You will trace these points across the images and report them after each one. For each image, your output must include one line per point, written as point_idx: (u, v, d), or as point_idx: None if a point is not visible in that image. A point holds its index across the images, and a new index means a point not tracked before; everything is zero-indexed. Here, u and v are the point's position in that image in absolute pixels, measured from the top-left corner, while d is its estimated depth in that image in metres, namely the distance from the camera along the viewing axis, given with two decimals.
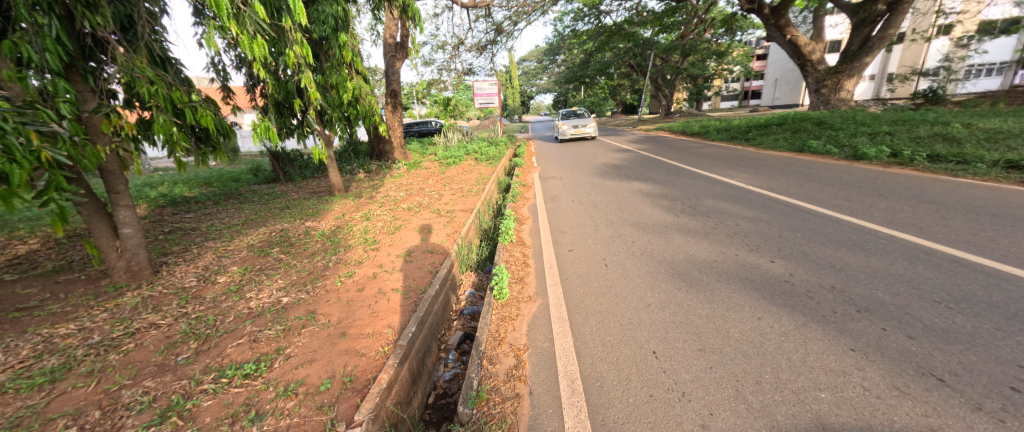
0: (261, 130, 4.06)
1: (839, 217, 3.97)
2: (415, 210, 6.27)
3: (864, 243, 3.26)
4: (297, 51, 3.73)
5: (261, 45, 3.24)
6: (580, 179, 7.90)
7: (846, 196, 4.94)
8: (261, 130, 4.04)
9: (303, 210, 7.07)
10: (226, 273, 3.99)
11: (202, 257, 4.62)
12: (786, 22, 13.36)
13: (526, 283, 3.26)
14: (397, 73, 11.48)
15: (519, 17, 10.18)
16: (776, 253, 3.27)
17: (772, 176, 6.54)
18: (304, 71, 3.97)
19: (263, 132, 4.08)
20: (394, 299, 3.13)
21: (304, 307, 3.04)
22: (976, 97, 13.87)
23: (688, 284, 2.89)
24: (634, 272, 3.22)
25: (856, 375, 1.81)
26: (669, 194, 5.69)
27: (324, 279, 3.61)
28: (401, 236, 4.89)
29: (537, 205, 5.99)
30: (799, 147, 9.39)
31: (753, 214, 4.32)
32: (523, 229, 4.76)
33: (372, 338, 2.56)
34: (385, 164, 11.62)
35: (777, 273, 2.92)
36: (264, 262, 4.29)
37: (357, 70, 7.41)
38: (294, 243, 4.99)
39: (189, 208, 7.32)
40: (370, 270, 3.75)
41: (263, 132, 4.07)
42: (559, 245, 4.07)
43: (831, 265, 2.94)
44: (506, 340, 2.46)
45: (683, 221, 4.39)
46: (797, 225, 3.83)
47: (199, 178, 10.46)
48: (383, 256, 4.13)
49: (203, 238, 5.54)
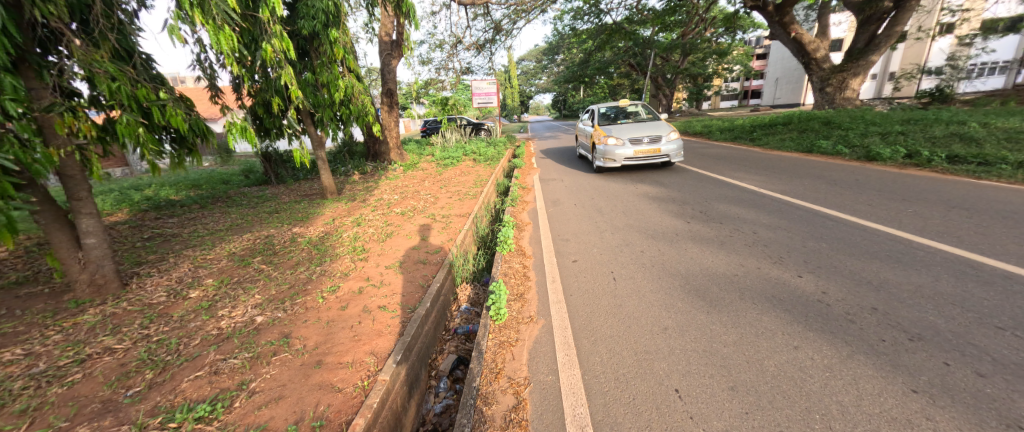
0: (236, 130, 3.72)
1: (866, 225, 3.66)
2: (408, 214, 5.96)
3: (900, 255, 2.95)
4: (277, 48, 3.49)
5: (230, 38, 2.97)
6: (582, 181, 7.59)
7: (867, 200, 4.64)
8: (236, 130, 3.71)
9: (292, 214, 6.75)
10: (200, 287, 3.66)
11: (178, 268, 4.28)
12: (791, 20, 13.04)
13: (527, 300, 2.93)
14: (393, 72, 11.18)
15: (517, 14, 9.87)
16: (803, 266, 2.96)
17: (784, 179, 6.23)
18: (285, 68, 3.72)
19: (239, 132, 3.76)
20: (379, 319, 2.81)
21: (279, 329, 2.71)
22: (984, 96, 13.58)
23: (708, 303, 2.58)
24: (647, 288, 2.90)
25: (926, 426, 1.50)
26: (678, 198, 5.37)
27: (304, 295, 3.27)
28: (393, 243, 4.57)
29: (537, 209, 5.67)
30: (807, 148, 9.09)
31: (770, 221, 4.01)
32: (523, 237, 4.44)
33: (351, 369, 2.24)
34: (380, 165, 11.30)
35: (807, 291, 2.61)
36: (243, 274, 3.97)
37: (350, 68, 7.12)
38: (278, 252, 4.65)
39: (173, 212, 7.00)
40: (356, 284, 3.42)
41: (239, 132, 3.75)
42: (561, 255, 3.75)
43: (867, 281, 2.64)
44: (503, 373, 2.15)
45: (695, 229, 4.08)
46: (821, 234, 3.52)
47: (187, 180, 10.14)
48: (372, 268, 3.82)
49: (183, 245, 5.20)
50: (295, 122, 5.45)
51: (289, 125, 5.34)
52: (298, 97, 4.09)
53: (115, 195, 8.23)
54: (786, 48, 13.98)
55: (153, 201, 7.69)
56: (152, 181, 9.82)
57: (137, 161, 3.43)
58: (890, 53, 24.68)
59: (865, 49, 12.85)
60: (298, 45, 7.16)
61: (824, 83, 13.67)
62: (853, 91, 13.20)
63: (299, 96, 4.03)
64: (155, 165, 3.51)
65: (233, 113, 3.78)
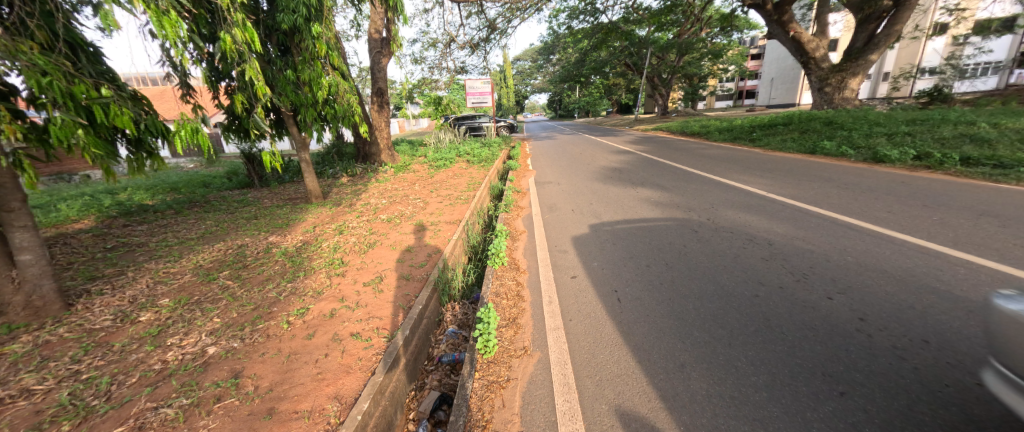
0: (186, 133, 3.18)
1: (893, 236, 3.34)
2: (395, 221, 5.59)
3: (939, 272, 2.63)
4: (237, 38, 3.10)
5: (175, 23, 2.56)
6: (580, 184, 7.25)
7: (886, 207, 4.33)
8: (184, 133, 3.15)
9: (271, 220, 6.33)
10: (153, 309, 3.24)
11: (135, 284, 3.87)
12: (790, 18, 12.80)
13: (520, 327, 2.57)
14: (383, 70, 10.79)
15: (512, 12, 9.52)
16: (831, 285, 2.62)
17: (792, 182, 5.92)
18: (248, 60, 3.34)
19: (188, 135, 3.20)
20: (350, 350, 2.42)
21: (229, 365, 2.33)
22: (985, 95, 13.39)
23: (730, 333, 2.23)
24: (656, 312, 2.55)
25: None
26: (681, 204, 5.05)
27: (267, 320, 2.87)
28: (375, 255, 4.19)
29: (532, 216, 5.31)
30: (811, 149, 8.86)
31: (785, 231, 3.70)
32: (516, 248, 4.06)
33: (307, 419, 1.86)
34: (370, 167, 10.89)
35: (842, 317, 2.27)
36: (205, 292, 3.56)
37: (334, 65, 6.75)
38: (249, 264, 4.25)
39: (143, 219, 6.56)
40: (328, 306, 3.02)
41: (189, 134, 3.19)
42: (559, 270, 3.39)
43: (909, 306, 2.30)
44: (491, 425, 1.79)
45: (704, 239, 3.75)
46: (843, 247, 3.20)
47: (166, 183, 9.66)
48: (348, 285, 3.42)
49: (147, 257, 4.78)
50: (263, 123, 5.00)
51: (256, 126, 4.87)
52: (265, 94, 3.71)
53: (86, 199, 7.80)
54: (785, 48, 13.74)
55: (124, 206, 7.26)
56: (128, 185, 9.37)
57: (91, 165, 3.06)
58: (886, 54, 24.62)
59: (864, 48, 12.57)
60: (279, 42, 6.78)
61: (823, 82, 13.38)
62: (851, 91, 12.97)
63: (267, 92, 3.67)
64: (104, 172, 3.09)
65: (180, 113, 3.19)
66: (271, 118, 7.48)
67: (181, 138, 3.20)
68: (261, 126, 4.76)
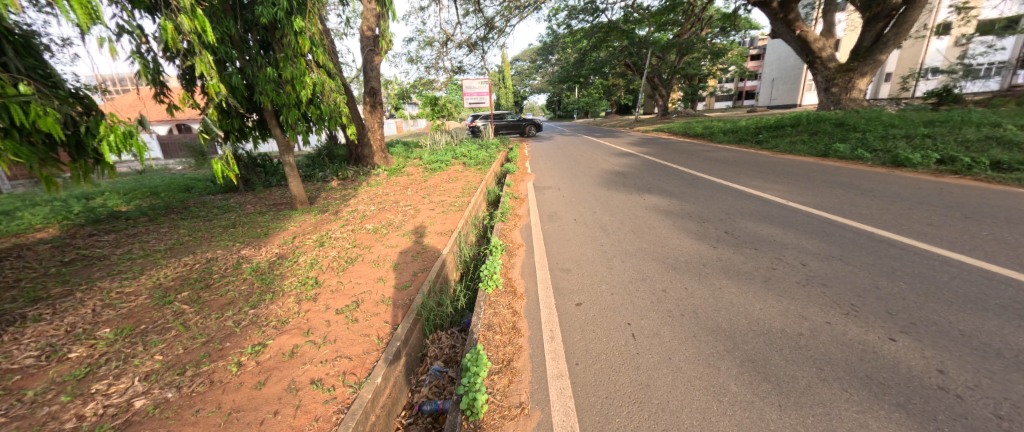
0: (115, 138, 2.60)
1: (946, 256, 2.91)
2: (382, 231, 5.16)
3: (1018, 306, 2.20)
4: (183, 28, 2.70)
5: (87, 3, 2.12)
6: (582, 190, 6.82)
7: (922, 218, 3.92)
8: (111, 138, 2.58)
9: (249, 229, 5.88)
10: (88, 342, 2.76)
11: (80, 308, 3.39)
12: (797, 16, 12.36)
13: (516, 375, 2.12)
14: (376, 69, 10.33)
15: (510, 10, 9.10)
16: (889, 321, 2.19)
17: (812, 188, 5.49)
18: (200, 54, 3.02)
19: (117, 141, 2.61)
20: (306, 406, 1.96)
21: (155, 428, 1.87)
22: (998, 95, 12.98)
23: (778, 390, 1.78)
24: (681, 355, 2.11)
25: None
26: (694, 213, 4.63)
27: (214, 361, 2.40)
28: (355, 274, 3.73)
29: (530, 226, 4.88)
30: (824, 152, 8.47)
31: (818, 247, 3.27)
32: (512, 267, 3.61)
33: None
34: (362, 169, 10.45)
35: (914, 367, 1.83)
36: (156, 319, 3.10)
37: (318, 63, 6.32)
38: (213, 284, 3.78)
39: (112, 227, 6.10)
40: (289, 342, 2.56)
41: (117, 140, 2.61)
42: (560, 295, 2.94)
43: (998, 353, 1.86)
44: None
45: (724, 257, 3.32)
46: (891, 269, 2.77)
47: (146, 187, 9.16)
48: (317, 313, 2.95)
49: (104, 273, 4.31)
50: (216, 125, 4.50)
51: (205, 129, 4.16)
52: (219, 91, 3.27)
53: (55, 205, 7.33)
54: (791, 47, 13.31)
55: (94, 213, 6.77)
56: (106, 189, 8.89)
57: (30, 174, 2.57)
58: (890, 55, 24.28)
59: (873, 47, 12.14)
60: (260, 37, 6.31)
61: (830, 83, 12.97)
62: (859, 92, 12.58)
63: (221, 91, 3.38)
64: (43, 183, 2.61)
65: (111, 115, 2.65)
66: (253, 119, 6.99)
67: (110, 144, 2.61)
68: (211, 129, 4.06)
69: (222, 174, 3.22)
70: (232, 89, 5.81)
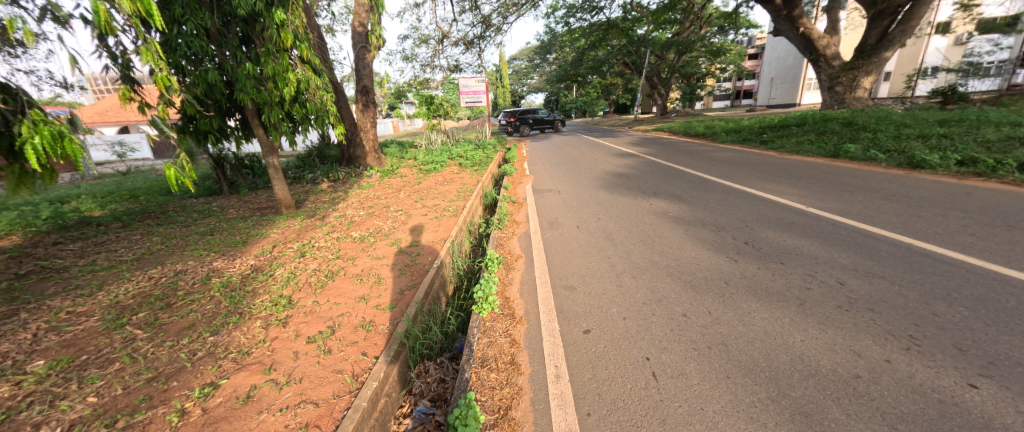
0: (40, 140, 2.05)
1: (1004, 275, 2.54)
2: (368, 240, 4.76)
3: None
4: (123, 10, 2.29)
5: None
6: (584, 193, 6.45)
7: (959, 226, 3.57)
8: (37, 140, 2.03)
9: (228, 237, 5.47)
10: (14, 379, 2.36)
11: (19, 332, 2.97)
12: (801, 13, 12.05)
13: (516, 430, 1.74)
14: (368, 66, 9.96)
15: (508, 6, 8.72)
16: (961, 360, 1.82)
17: (830, 192, 5.12)
18: (146, 43, 2.69)
19: (46, 144, 2.06)
20: None
21: None
22: (1006, 93, 12.65)
23: None
24: (717, 406, 1.73)
25: None
26: (706, 220, 4.27)
27: (155, 407, 2.01)
28: (335, 292, 3.33)
29: (529, 234, 4.50)
30: (833, 153, 8.15)
31: (854, 262, 2.91)
32: (510, 285, 3.21)
33: None
34: (354, 171, 10.02)
35: (1012, 427, 1.47)
36: (100, 347, 2.69)
37: (303, 59, 5.88)
38: (174, 303, 3.36)
39: (80, 234, 5.67)
40: (247, 381, 2.18)
41: (45, 142, 2.05)
42: (566, 320, 2.56)
43: None
44: None
45: (749, 272, 2.95)
46: (945, 291, 2.41)
47: (125, 190, 8.71)
48: (285, 343, 2.57)
49: (58, 288, 3.89)
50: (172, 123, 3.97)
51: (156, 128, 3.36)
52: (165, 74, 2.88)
53: (24, 210, 6.91)
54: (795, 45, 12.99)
55: (63, 219, 6.34)
56: (82, 192, 8.45)
57: None
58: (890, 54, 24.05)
59: (878, 44, 11.81)
60: (241, 30, 5.85)
61: (834, 81, 12.51)
62: (864, 91, 12.26)
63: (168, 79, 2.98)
64: None
65: (35, 113, 2.10)
66: (236, 118, 6.58)
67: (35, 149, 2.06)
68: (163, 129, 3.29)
69: (179, 182, 2.70)
70: (208, 87, 5.35)
